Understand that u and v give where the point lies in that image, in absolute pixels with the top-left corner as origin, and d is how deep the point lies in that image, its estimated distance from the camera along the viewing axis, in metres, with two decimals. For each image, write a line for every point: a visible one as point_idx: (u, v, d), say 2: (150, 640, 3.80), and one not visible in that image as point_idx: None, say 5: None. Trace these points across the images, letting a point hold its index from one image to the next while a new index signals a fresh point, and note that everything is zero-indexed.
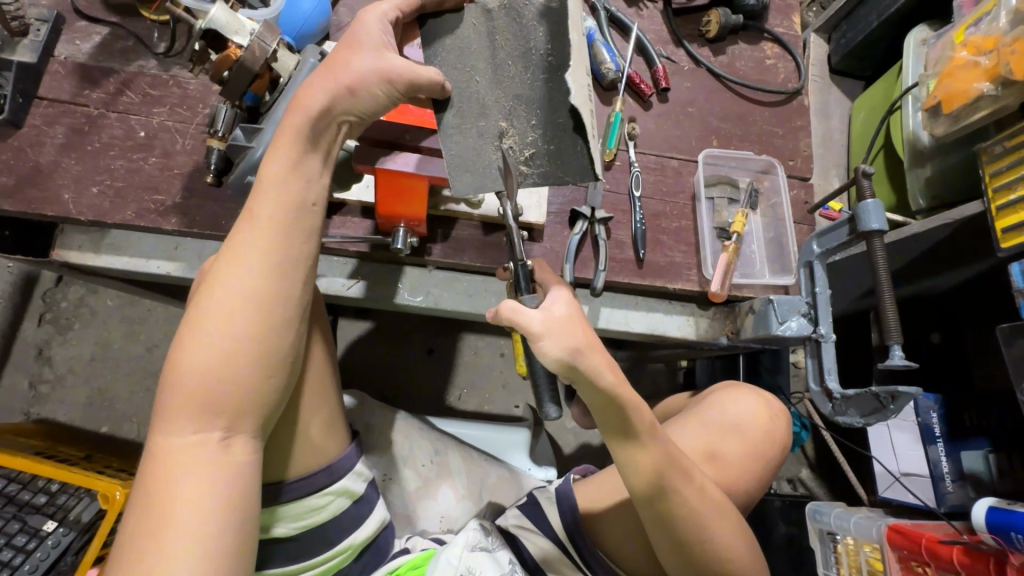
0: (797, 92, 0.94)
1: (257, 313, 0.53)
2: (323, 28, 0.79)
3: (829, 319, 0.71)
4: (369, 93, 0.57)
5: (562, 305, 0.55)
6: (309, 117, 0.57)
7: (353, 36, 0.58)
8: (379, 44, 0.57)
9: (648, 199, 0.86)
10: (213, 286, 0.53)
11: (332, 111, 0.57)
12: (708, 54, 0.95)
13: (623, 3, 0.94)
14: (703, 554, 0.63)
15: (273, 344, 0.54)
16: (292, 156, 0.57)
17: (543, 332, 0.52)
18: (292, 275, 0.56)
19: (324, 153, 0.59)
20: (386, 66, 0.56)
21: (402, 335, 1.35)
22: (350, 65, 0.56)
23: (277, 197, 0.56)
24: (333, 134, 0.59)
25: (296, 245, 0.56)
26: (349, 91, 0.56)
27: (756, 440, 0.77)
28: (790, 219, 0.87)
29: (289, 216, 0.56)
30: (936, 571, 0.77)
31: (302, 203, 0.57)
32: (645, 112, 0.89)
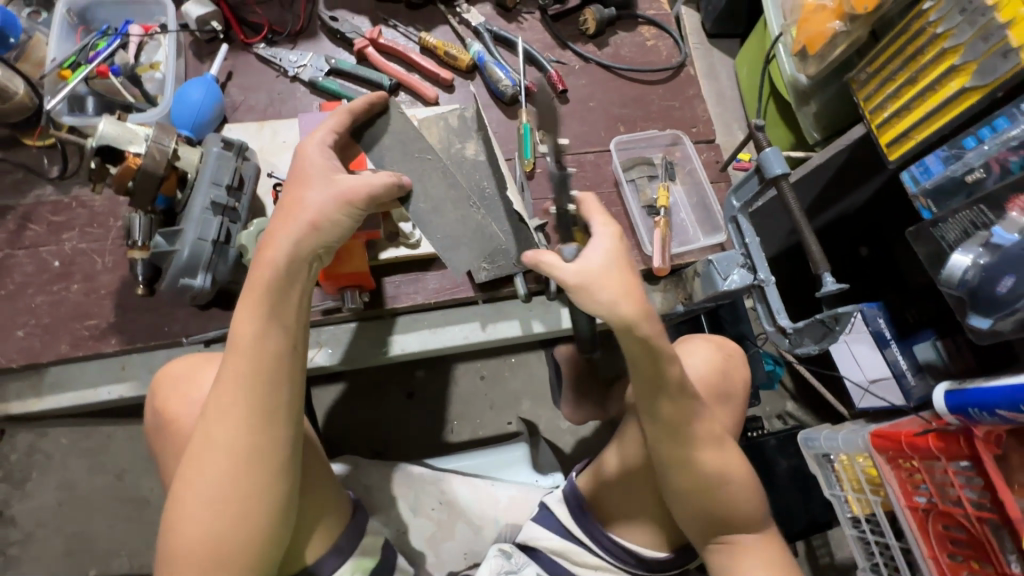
0: (682, 65, 1.00)
1: (256, 465, 0.54)
2: (218, 114, 0.79)
3: (767, 265, 0.75)
4: (332, 223, 0.59)
5: (600, 255, 0.58)
6: (277, 259, 0.57)
7: (314, 175, 0.61)
8: (330, 174, 0.61)
9: (576, 196, 0.89)
10: (201, 441, 0.53)
11: (299, 256, 0.58)
12: (594, 49, 1.00)
13: (503, 21, 0.99)
14: (709, 490, 0.66)
15: (274, 496, 0.54)
16: (263, 306, 0.57)
17: (578, 284, 0.56)
18: (282, 419, 0.56)
19: (299, 291, 0.59)
20: (344, 204, 0.59)
21: (379, 386, 1.33)
22: (311, 204, 0.59)
23: (254, 349, 0.56)
24: (301, 271, 0.59)
25: (282, 389, 0.56)
26: (314, 229, 0.58)
27: (721, 382, 0.81)
28: (707, 181, 0.93)
29: (266, 363, 0.56)
30: (923, 463, 0.83)
31: (281, 349, 0.57)
32: (551, 117, 0.93)
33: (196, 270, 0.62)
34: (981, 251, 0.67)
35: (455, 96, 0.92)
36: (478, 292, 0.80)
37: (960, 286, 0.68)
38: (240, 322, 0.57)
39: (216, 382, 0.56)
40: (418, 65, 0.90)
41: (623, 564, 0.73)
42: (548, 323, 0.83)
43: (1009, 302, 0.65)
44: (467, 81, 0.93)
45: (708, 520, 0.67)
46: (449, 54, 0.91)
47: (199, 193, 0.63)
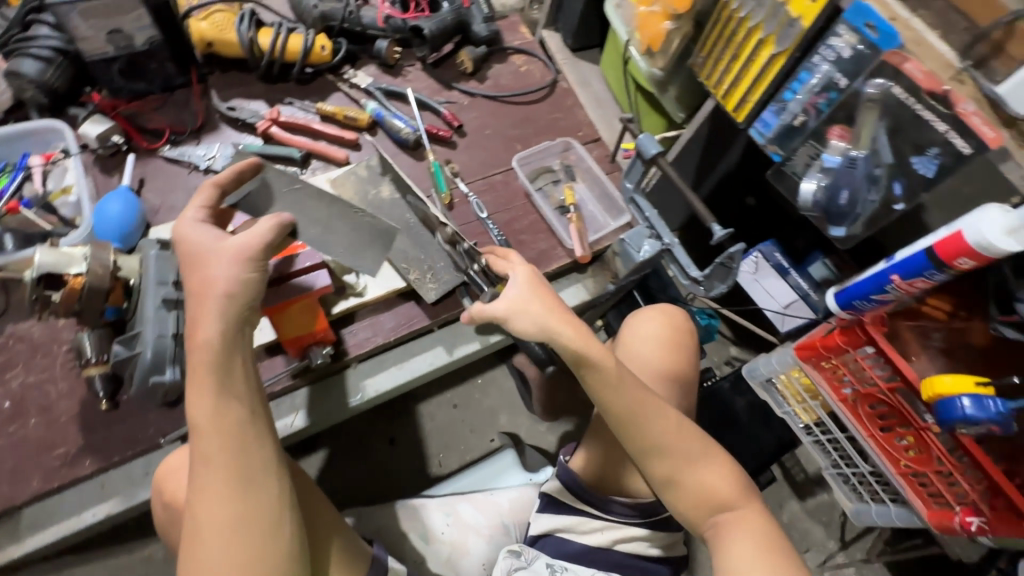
0: (554, 81, 1.14)
1: (247, 535, 0.54)
2: (141, 220, 0.82)
3: (668, 230, 0.89)
4: (244, 285, 0.59)
5: (516, 287, 0.69)
6: (212, 338, 0.58)
7: (213, 248, 0.60)
8: (220, 240, 0.60)
9: (495, 215, 0.99)
10: (190, 532, 0.54)
11: (231, 326, 0.59)
12: (476, 84, 1.11)
13: (389, 77, 1.08)
14: (700, 490, 0.70)
15: (273, 562, 0.54)
16: (213, 383, 0.58)
17: (507, 313, 0.68)
18: (261, 483, 0.56)
19: (241, 360, 0.60)
20: (251, 264, 0.59)
21: (358, 442, 1.34)
22: (222, 274, 0.58)
23: (215, 426, 0.56)
24: (240, 340, 0.60)
25: (254, 457, 0.57)
26: (227, 296, 0.58)
27: (672, 339, 0.92)
28: (603, 173, 1.03)
29: (231, 436, 0.57)
30: (839, 360, 0.99)
31: (242, 417, 0.58)
32: (455, 150, 1.03)
33: (163, 365, 0.65)
34: (821, 176, 0.81)
35: (363, 152, 0.99)
36: (433, 319, 0.88)
37: (815, 206, 0.83)
38: (194, 408, 0.57)
39: (192, 471, 0.56)
40: (323, 133, 0.98)
41: (624, 518, 0.82)
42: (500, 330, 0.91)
43: (851, 210, 0.80)
44: (371, 136, 1.01)
45: (694, 500, 0.69)
46: (349, 117, 0.99)
47: (149, 295, 0.66)
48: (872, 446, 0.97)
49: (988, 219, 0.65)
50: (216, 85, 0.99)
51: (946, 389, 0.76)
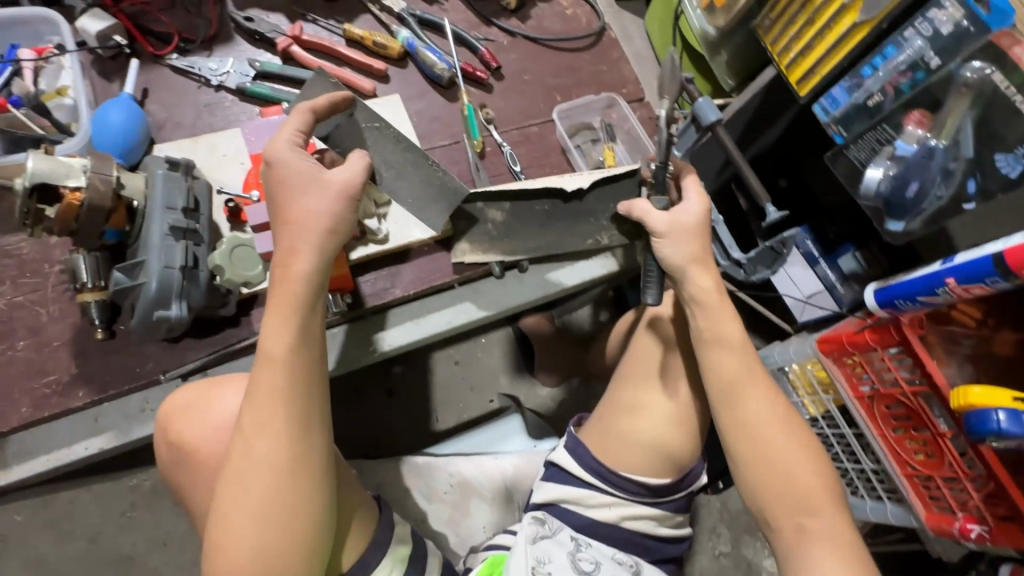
0: (603, 29, 1.05)
1: (296, 475, 0.54)
2: (145, 133, 0.74)
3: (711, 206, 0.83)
4: (340, 222, 0.59)
5: (695, 207, 0.71)
6: (300, 277, 0.57)
7: (310, 180, 0.59)
8: (316, 174, 0.59)
9: (527, 170, 0.92)
10: (240, 459, 0.54)
11: (315, 264, 0.58)
12: (517, 23, 1.02)
13: (424, 4, 0.98)
14: (795, 489, 0.67)
15: (312, 505, 0.54)
16: (283, 319, 0.56)
17: (666, 231, 0.70)
18: (315, 428, 0.56)
19: (318, 300, 0.59)
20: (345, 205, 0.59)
21: (356, 390, 1.32)
22: (315, 207, 0.58)
23: (283, 361, 0.55)
24: (322, 282, 0.59)
25: (313, 400, 0.57)
26: (328, 233, 0.59)
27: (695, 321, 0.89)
28: (646, 136, 0.97)
29: (298, 374, 0.56)
30: (863, 357, 0.96)
31: (311, 357, 0.57)
32: (490, 94, 0.95)
33: (169, 300, 0.59)
34: (890, 163, 0.75)
35: (391, 85, 0.91)
36: (456, 276, 0.83)
37: (877, 196, 0.77)
38: (264, 337, 0.56)
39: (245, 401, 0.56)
40: (348, 58, 0.89)
41: (634, 496, 0.81)
42: (523, 293, 0.84)
43: (916, 206, 0.75)
44: (400, 69, 0.92)
45: (771, 489, 0.67)
46: (378, 43, 0.90)
47: (155, 219, 0.59)
48: (881, 445, 0.97)
49: None
50: None
51: (986, 399, 0.75)
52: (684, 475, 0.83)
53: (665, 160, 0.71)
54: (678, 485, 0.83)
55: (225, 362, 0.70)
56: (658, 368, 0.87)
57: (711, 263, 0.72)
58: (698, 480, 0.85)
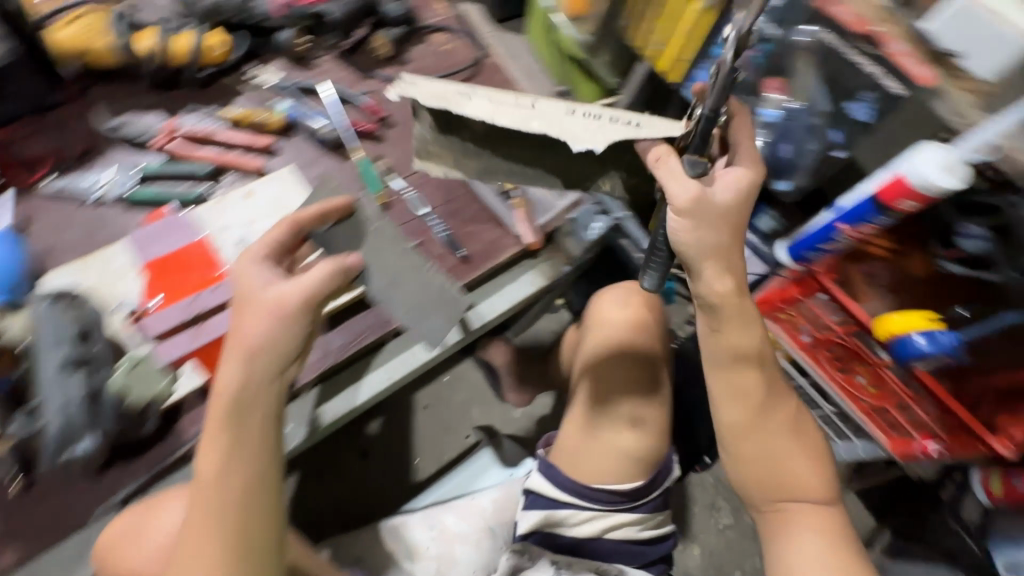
0: (481, 58, 1.08)
1: None
2: (29, 266, 0.71)
3: (616, 204, 0.89)
4: (286, 337, 0.58)
5: (731, 191, 0.60)
6: (239, 394, 0.57)
7: (259, 294, 0.60)
8: (262, 291, 0.59)
9: (437, 209, 0.93)
10: None
11: (253, 382, 0.57)
12: (397, 69, 1.04)
13: (300, 71, 0.98)
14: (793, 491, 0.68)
15: None
16: (219, 446, 0.56)
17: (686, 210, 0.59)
18: (255, 553, 0.54)
19: (262, 418, 0.58)
20: (289, 319, 0.57)
21: (329, 460, 1.28)
22: (255, 329, 0.57)
23: (212, 487, 0.55)
24: (266, 393, 0.58)
25: (253, 524, 0.55)
26: (265, 350, 0.57)
27: (640, 319, 0.91)
28: None
29: (233, 498, 0.55)
30: (795, 310, 0.99)
31: (248, 478, 0.56)
32: (384, 144, 0.96)
33: (77, 434, 0.57)
34: (763, 132, 0.81)
35: (282, 157, 0.90)
36: (386, 330, 0.84)
37: (758, 164, 0.83)
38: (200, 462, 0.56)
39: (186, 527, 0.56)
40: (232, 141, 0.88)
41: (612, 505, 0.81)
42: (460, 332, 0.85)
43: (794, 164, 0.81)
44: (288, 139, 0.92)
45: (775, 486, 0.68)
46: (259, 120, 0.90)
47: (45, 356, 0.57)
48: (834, 388, 0.98)
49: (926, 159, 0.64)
50: (98, 99, 0.87)
51: (900, 327, 0.78)
52: (657, 473, 0.84)
53: (716, 108, 0.56)
54: (652, 482, 0.84)
55: (162, 478, 0.67)
56: (613, 370, 0.88)
57: (738, 261, 0.62)
58: (666, 475, 0.85)
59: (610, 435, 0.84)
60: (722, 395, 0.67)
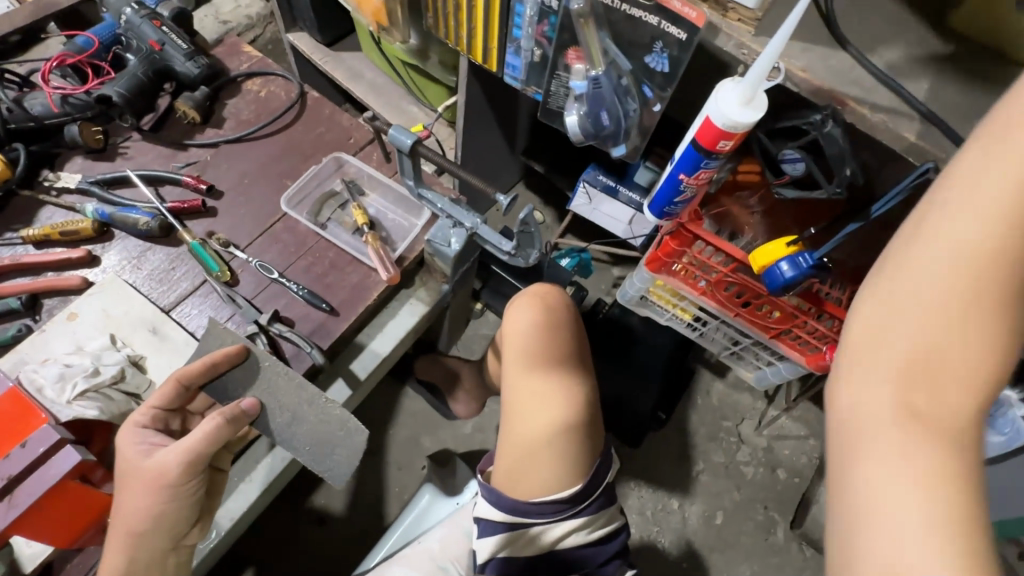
0: (301, 94, 1.01)
1: None
2: None
3: (467, 214, 0.83)
4: (172, 505, 0.60)
5: None
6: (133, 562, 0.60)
7: (140, 464, 0.62)
8: (143, 464, 0.61)
9: (291, 268, 0.87)
10: None
11: (144, 552, 0.60)
12: (213, 132, 0.96)
13: (105, 164, 0.90)
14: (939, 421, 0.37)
15: None
16: None
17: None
18: None
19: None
20: (171, 489, 0.60)
21: (287, 539, 1.23)
22: (139, 507, 0.59)
23: None
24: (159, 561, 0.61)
25: None
26: (151, 522, 0.59)
27: (547, 326, 0.90)
28: (387, 176, 0.95)
29: None
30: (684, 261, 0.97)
31: None
32: (217, 217, 0.89)
33: None
34: (578, 105, 0.77)
35: (105, 264, 0.83)
36: None
37: (587, 136, 0.79)
38: None
39: None
40: (41, 263, 0.80)
41: (558, 515, 0.80)
42: (341, 387, 0.85)
43: (618, 128, 0.77)
44: (107, 242, 0.84)
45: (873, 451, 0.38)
46: (66, 232, 0.81)
47: None
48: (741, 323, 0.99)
49: (724, 96, 0.63)
50: None
51: (769, 257, 0.78)
52: (595, 472, 0.83)
53: None
54: (592, 483, 0.82)
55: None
56: (530, 382, 0.87)
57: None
58: (607, 471, 0.84)
59: (545, 445, 0.82)
60: (962, 189, 0.39)
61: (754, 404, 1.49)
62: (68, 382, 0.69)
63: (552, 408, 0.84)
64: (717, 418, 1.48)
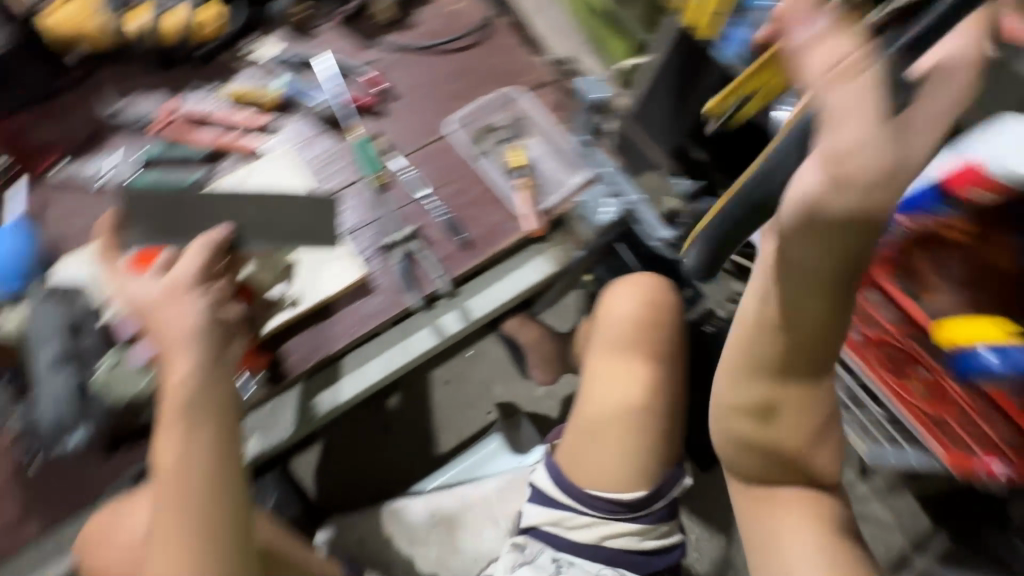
0: (493, 18, 0.98)
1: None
2: (40, 256, 0.74)
3: (631, 188, 0.83)
4: (204, 314, 0.54)
5: None
6: (178, 394, 0.52)
7: (157, 296, 0.55)
8: (173, 283, 0.55)
9: (439, 189, 0.87)
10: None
11: (197, 370, 0.52)
12: (402, 36, 0.96)
13: (301, 44, 0.94)
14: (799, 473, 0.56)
15: None
16: (175, 445, 0.50)
17: None
18: (222, 540, 0.49)
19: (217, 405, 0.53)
20: (200, 294, 0.55)
21: (354, 431, 1.32)
22: (182, 319, 0.53)
23: (175, 484, 0.49)
24: (214, 387, 0.53)
25: (223, 507, 0.50)
26: (196, 329, 0.53)
27: (648, 317, 0.85)
28: (553, 124, 0.91)
29: (199, 492, 0.50)
30: None
31: (213, 467, 0.51)
32: (385, 121, 0.90)
33: (69, 429, 0.60)
34: (800, 101, 0.67)
35: (281, 138, 0.87)
36: (384, 320, 0.80)
37: None
38: (160, 458, 0.50)
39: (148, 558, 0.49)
40: (229, 122, 0.86)
41: (609, 513, 0.78)
42: (456, 318, 0.81)
43: None
44: (285, 117, 0.88)
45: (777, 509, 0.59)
46: (257, 99, 0.87)
47: (41, 348, 0.60)
48: (886, 391, 0.86)
49: None
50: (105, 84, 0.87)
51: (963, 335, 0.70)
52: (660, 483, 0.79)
53: None
54: (652, 493, 0.79)
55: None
56: (612, 369, 0.84)
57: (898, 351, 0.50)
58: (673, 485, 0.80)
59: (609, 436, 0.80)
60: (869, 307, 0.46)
61: None
62: None
63: (642, 399, 0.81)
64: None
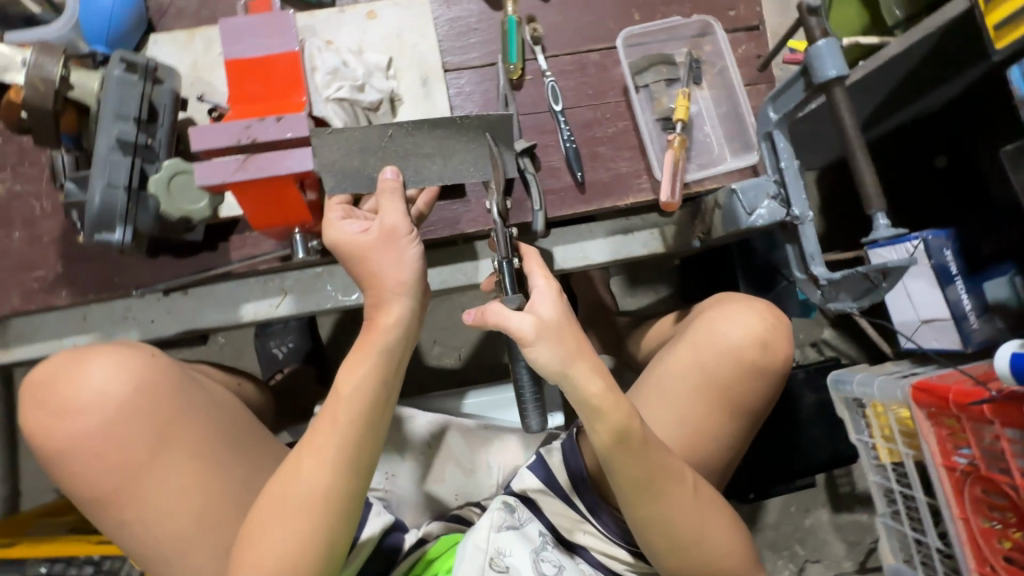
0: None
1: (317, 508, 0.52)
2: (139, 19, 0.66)
3: (803, 198, 0.62)
4: (417, 270, 0.55)
5: None
6: (385, 336, 0.54)
7: (364, 237, 0.54)
8: (387, 231, 0.54)
9: (575, 110, 0.73)
10: (292, 472, 0.53)
11: (394, 324, 0.54)
12: None
13: None
14: (684, 547, 0.63)
15: (329, 525, 0.53)
16: (360, 372, 0.54)
17: None
18: (362, 462, 0.54)
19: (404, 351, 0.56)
20: (410, 244, 0.54)
21: None
22: (401, 268, 0.54)
23: (347, 404, 0.53)
24: (411, 334, 0.56)
25: (372, 437, 0.55)
26: (404, 283, 0.54)
27: (756, 357, 0.70)
28: (741, 84, 0.73)
29: (362, 417, 0.54)
30: (970, 425, 0.72)
31: (382, 405, 0.55)
32: (545, 5, 0.74)
33: (112, 222, 0.54)
34: None
35: None
36: (458, 233, 0.72)
37: None
38: (343, 378, 0.54)
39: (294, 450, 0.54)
40: None
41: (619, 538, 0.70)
42: None
43: None
44: None
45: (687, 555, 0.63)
46: None
47: (102, 128, 0.53)
48: (958, 533, 0.77)
49: None
50: None
51: None
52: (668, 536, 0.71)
53: None
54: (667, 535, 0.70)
55: (212, 282, 0.68)
56: (679, 401, 0.70)
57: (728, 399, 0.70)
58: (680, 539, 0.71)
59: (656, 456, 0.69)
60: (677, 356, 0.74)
61: (840, 559, 1.32)
62: (335, 81, 0.63)
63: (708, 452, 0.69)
64: (793, 536, 1.33)
